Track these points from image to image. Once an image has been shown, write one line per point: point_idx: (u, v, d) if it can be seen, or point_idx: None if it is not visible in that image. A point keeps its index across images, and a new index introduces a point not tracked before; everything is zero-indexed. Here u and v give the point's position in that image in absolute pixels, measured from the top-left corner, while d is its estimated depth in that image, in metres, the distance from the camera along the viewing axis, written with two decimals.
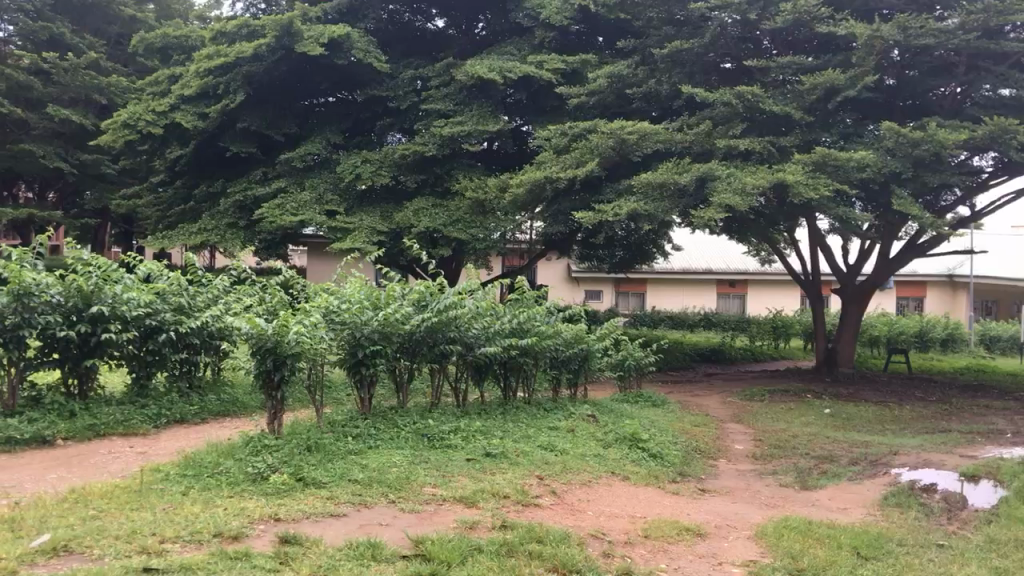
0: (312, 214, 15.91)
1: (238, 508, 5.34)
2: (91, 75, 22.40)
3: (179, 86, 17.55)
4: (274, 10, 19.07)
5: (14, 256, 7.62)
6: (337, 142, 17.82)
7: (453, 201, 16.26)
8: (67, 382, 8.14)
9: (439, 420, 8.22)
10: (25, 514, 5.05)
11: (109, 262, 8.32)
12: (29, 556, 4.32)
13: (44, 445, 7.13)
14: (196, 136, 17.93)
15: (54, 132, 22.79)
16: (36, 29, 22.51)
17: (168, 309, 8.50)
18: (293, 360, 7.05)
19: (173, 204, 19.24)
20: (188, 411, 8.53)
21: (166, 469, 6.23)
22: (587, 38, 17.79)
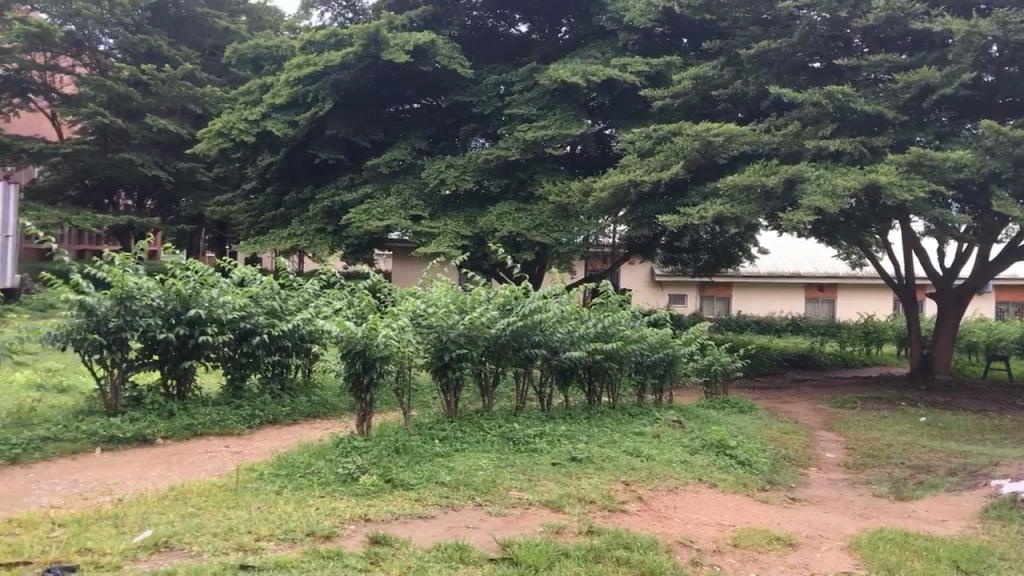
0: (397, 219, 16.15)
1: (329, 508, 5.45)
2: (187, 86, 23.20)
3: (270, 95, 18.05)
4: (361, 19, 19.43)
5: (117, 262, 7.93)
6: (422, 147, 18.07)
7: (536, 205, 16.28)
8: (166, 383, 8.43)
9: (524, 424, 8.24)
10: (129, 510, 5.26)
11: (206, 266, 8.59)
12: (132, 551, 4.49)
13: (145, 444, 7.41)
14: (286, 144, 18.41)
15: (152, 142, 23.67)
16: (136, 42, 23.41)
17: (261, 312, 8.71)
18: (382, 363, 7.16)
19: (264, 210, 19.78)
20: (280, 412, 8.75)
21: (261, 469, 6.39)
22: (672, 40, 17.64)
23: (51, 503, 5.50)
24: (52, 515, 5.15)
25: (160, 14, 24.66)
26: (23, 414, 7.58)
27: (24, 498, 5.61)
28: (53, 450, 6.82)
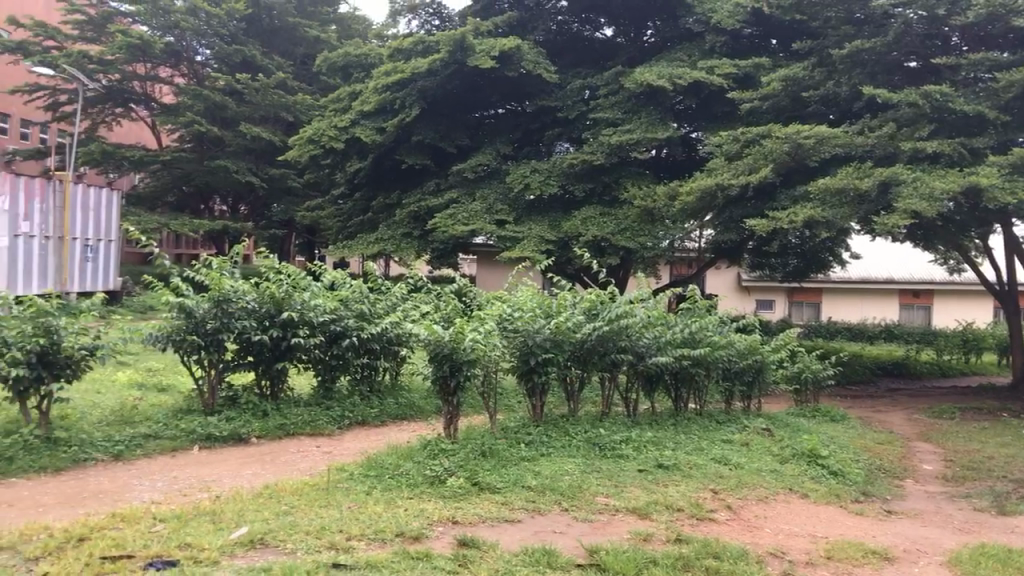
0: (482, 223, 16.27)
1: (418, 509, 5.53)
2: (280, 95, 23.83)
3: (358, 102, 18.39)
4: (448, 26, 19.67)
5: (215, 265, 8.18)
6: (507, 152, 18.17)
7: (621, 209, 16.18)
8: (260, 384, 8.65)
9: (610, 430, 8.20)
10: (225, 506, 5.42)
11: (298, 270, 8.78)
12: (229, 547, 4.62)
13: (240, 443, 7.63)
14: (374, 150, 18.76)
15: (246, 149, 24.37)
16: (231, 52, 24.17)
17: (351, 315, 8.86)
18: (470, 366, 7.21)
19: (352, 215, 20.17)
20: (369, 414, 8.90)
21: (351, 469, 6.51)
22: (761, 41, 17.37)
23: (152, 499, 5.71)
24: (153, 510, 5.34)
25: (253, 25, 25.38)
26: (125, 412, 7.87)
27: (127, 493, 5.83)
28: (154, 448, 7.07)
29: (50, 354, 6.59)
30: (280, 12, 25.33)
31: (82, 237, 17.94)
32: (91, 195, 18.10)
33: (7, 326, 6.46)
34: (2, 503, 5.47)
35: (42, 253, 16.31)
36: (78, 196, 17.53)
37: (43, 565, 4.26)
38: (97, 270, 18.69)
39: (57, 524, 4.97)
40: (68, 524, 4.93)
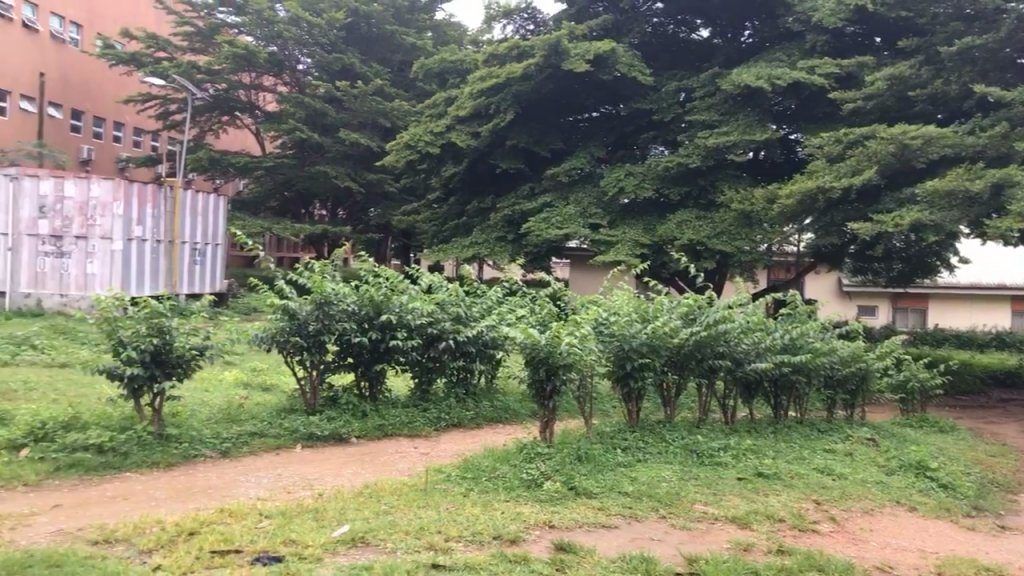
0: (576, 227, 16.26)
1: (515, 512, 5.54)
2: (377, 102, 24.29)
3: (454, 107, 18.60)
4: (542, 31, 19.73)
5: (317, 268, 8.37)
6: (601, 156, 18.09)
7: (718, 213, 15.93)
8: (359, 385, 8.82)
9: (708, 437, 8.08)
10: (327, 505, 5.54)
11: (396, 273, 8.91)
12: (331, 544, 4.72)
13: (340, 442, 7.80)
14: (469, 155, 18.94)
15: (345, 154, 24.94)
16: (331, 60, 24.75)
17: (448, 318, 8.94)
18: (567, 370, 7.19)
19: (447, 219, 20.40)
20: (465, 416, 8.97)
21: (448, 471, 6.58)
22: (864, 40, 16.88)
23: (258, 495, 5.88)
24: (258, 506, 5.50)
25: (352, 34, 25.92)
26: (232, 410, 8.13)
27: (234, 489, 6.01)
28: (259, 446, 7.28)
29: (162, 353, 6.85)
30: (378, 20, 25.76)
31: (191, 241, 18.63)
32: (199, 199, 18.78)
33: (123, 326, 6.74)
34: (119, 496, 5.71)
35: (154, 255, 17.01)
36: (188, 201, 18.22)
37: (156, 557, 4.43)
38: (204, 273, 19.38)
39: (169, 517, 5.17)
40: (178, 518, 5.11)
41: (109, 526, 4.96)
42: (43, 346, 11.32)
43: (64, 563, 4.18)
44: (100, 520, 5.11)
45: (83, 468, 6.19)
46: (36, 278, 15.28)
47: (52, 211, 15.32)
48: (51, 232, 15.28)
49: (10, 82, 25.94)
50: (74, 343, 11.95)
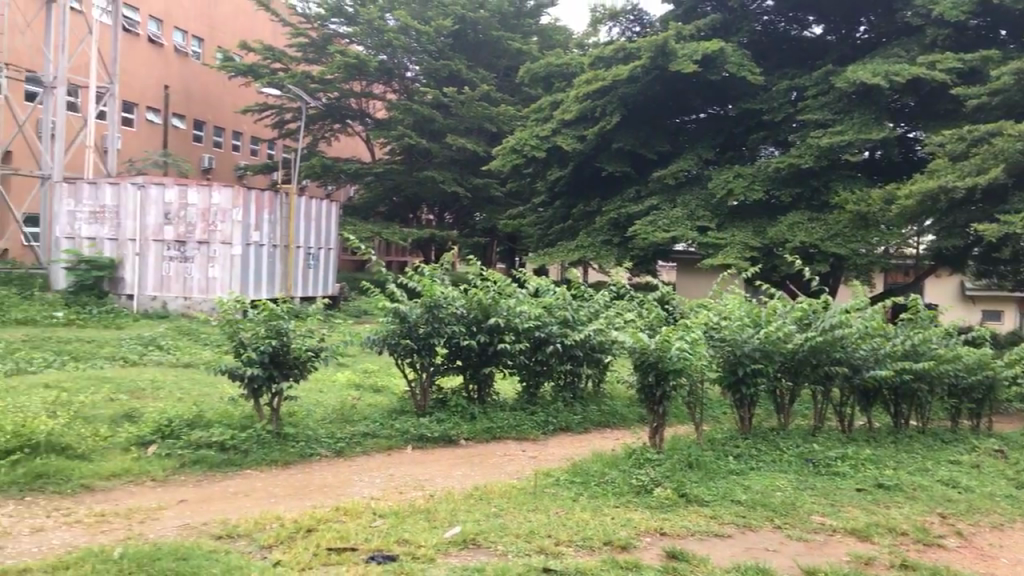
0: (684, 231, 16.05)
1: (625, 518, 5.49)
2: (483, 107, 24.53)
3: (560, 111, 18.61)
4: (649, 32, 19.57)
5: (426, 272, 8.48)
6: (709, 158, 17.79)
7: (832, 214, 15.45)
8: (468, 388, 8.89)
9: (824, 446, 7.83)
10: (438, 506, 5.60)
11: (504, 276, 8.95)
12: (444, 546, 4.77)
13: (450, 444, 7.87)
14: (574, 158, 18.92)
15: (451, 159, 25.29)
16: (439, 67, 25.13)
17: (555, 322, 8.92)
18: (677, 376, 7.07)
19: (553, 222, 20.41)
20: (573, 419, 8.92)
21: (557, 475, 6.57)
22: (988, 34, 16.13)
23: (372, 495, 5.99)
24: (372, 505, 5.60)
25: (459, 40, 26.29)
26: (345, 411, 8.32)
27: (348, 488, 6.14)
28: (372, 446, 7.42)
29: (280, 355, 7.05)
30: (484, 26, 26.06)
31: (305, 245, 19.17)
32: (313, 205, 19.34)
33: (243, 328, 6.99)
34: (239, 492, 5.91)
35: (271, 259, 17.57)
36: (302, 207, 18.79)
37: (276, 553, 4.55)
38: (318, 276, 19.91)
39: (287, 514, 5.31)
40: (296, 516, 5.25)
41: (232, 521, 5.13)
42: (168, 346, 11.84)
43: (190, 556, 4.34)
44: (223, 515, 5.29)
45: (205, 465, 6.43)
46: (161, 282, 16.19)
47: (176, 217, 16.14)
48: (176, 238, 16.13)
49: (138, 95, 27.26)
50: (196, 343, 12.47)
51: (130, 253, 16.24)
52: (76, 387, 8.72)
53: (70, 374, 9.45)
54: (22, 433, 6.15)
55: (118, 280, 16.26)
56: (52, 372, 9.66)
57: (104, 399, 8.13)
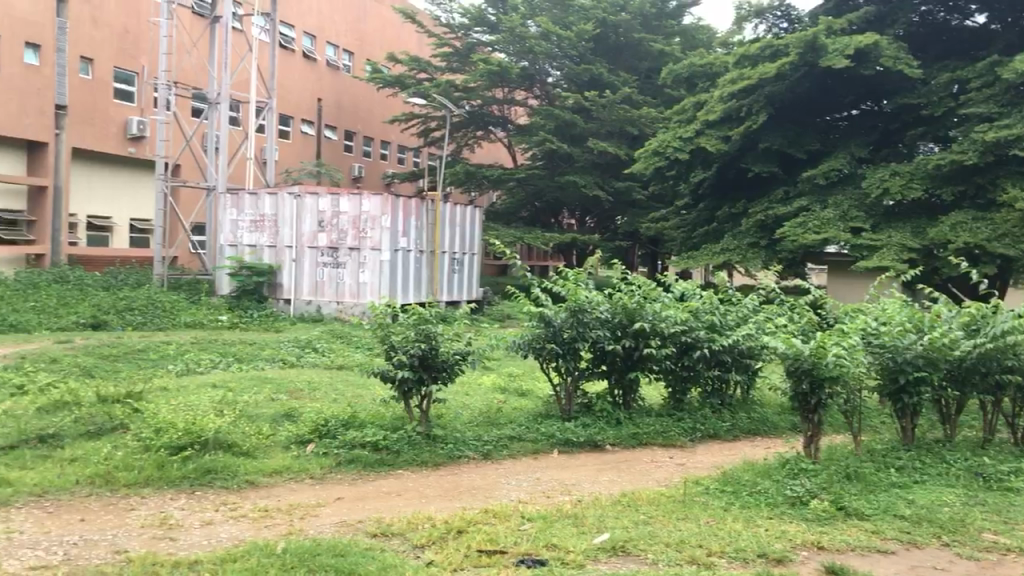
0: (836, 232, 15.44)
1: (780, 530, 5.30)
2: (625, 110, 24.38)
3: (704, 111, 18.26)
4: (797, 28, 18.98)
5: (571, 276, 8.46)
6: (863, 156, 17.07)
7: (999, 213, 14.49)
8: (613, 392, 8.81)
9: (995, 459, 7.34)
10: (586, 511, 5.57)
11: (649, 280, 8.82)
12: (593, 552, 4.74)
13: (596, 449, 7.82)
14: (719, 159, 18.57)
15: (593, 163, 25.28)
16: (580, 71, 25.13)
17: (702, 327, 8.72)
18: (833, 383, 6.78)
19: (697, 225, 20.04)
20: (721, 426, 8.70)
21: (707, 483, 6.42)
22: None
23: (520, 498, 6.03)
24: (521, 509, 5.63)
25: (601, 44, 26.23)
26: (491, 414, 8.42)
27: (497, 491, 6.20)
28: (519, 449, 7.47)
29: (429, 358, 7.17)
30: (626, 28, 25.92)
31: (450, 251, 19.54)
32: (457, 210, 19.68)
33: (394, 332, 7.16)
34: (392, 492, 6.06)
35: (417, 264, 17.99)
36: (447, 213, 19.15)
37: (428, 553, 4.63)
38: (462, 280, 20.25)
39: (437, 515, 5.40)
40: (447, 516, 5.34)
41: (386, 520, 5.26)
42: (323, 348, 12.34)
43: (347, 553, 4.47)
44: (378, 514, 5.44)
45: (359, 464, 6.62)
46: (315, 287, 16.89)
47: (329, 225, 16.75)
48: (328, 244, 16.74)
49: (293, 109, 28.54)
50: (349, 346, 12.93)
51: (287, 259, 17.06)
52: (241, 386, 9.19)
53: (236, 374, 10.01)
54: (192, 429, 6.51)
55: (276, 285, 17.15)
56: (219, 372, 10.24)
57: (266, 399, 8.51)
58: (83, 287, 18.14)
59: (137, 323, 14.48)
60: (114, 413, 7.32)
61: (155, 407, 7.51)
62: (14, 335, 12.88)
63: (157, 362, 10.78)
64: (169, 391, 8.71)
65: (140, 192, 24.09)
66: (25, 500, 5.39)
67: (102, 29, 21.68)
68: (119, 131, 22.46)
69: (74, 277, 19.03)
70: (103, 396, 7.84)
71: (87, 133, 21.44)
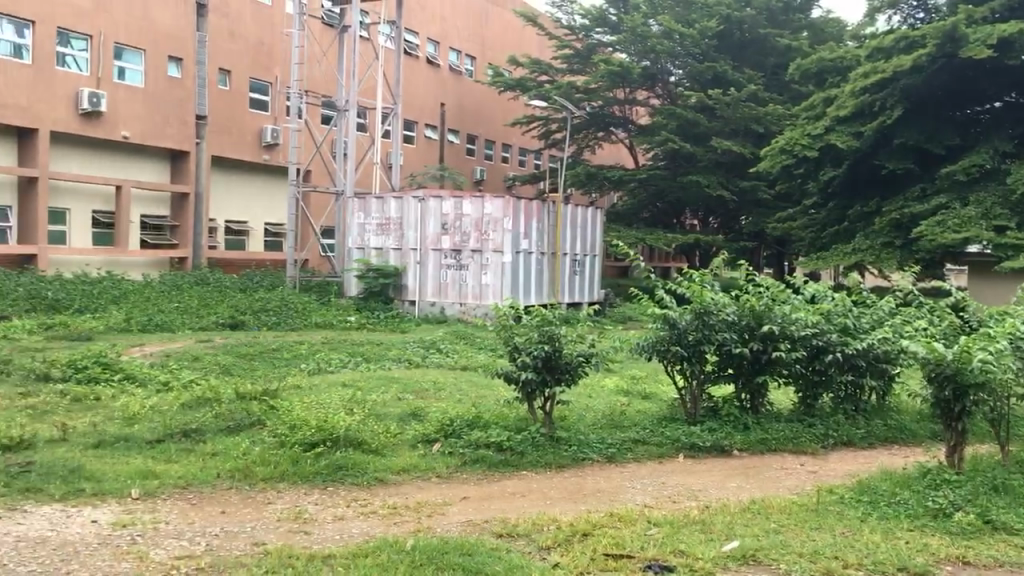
0: (978, 231, 14.65)
1: (921, 544, 5.04)
2: (751, 108, 23.86)
3: (834, 107, 17.64)
4: (934, 18, 18.16)
5: (695, 277, 8.29)
6: (1007, 150, 16.19)
7: None
8: (740, 397, 8.59)
9: None
10: (714, 517, 5.44)
11: (777, 281, 8.56)
12: (723, 560, 4.62)
13: (722, 454, 7.64)
14: (850, 156, 17.91)
15: (717, 163, 24.82)
16: (704, 70, 24.73)
17: (834, 330, 8.38)
18: (978, 391, 6.41)
19: (826, 225, 19.28)
20: (856, 433, 8.35)
21: (841, 492, 6.18)
22: None
23: (645, 502, 5.95)
24: (647, 513, 5.55)
25: (725, 41, 25.86)
26: (615, 417, 8.36)
27: (622, 494, 6.15)
28: (643, 453, 7.37)
29: (553, 360, 7.14)
30: (751, 25, 25.40)
31: (571, 252, 19.51)
32: (578, 212, 19.65)
33: (518, 333, 7.19)
34: (517, 492, 6.08)
35: (539, 266, 18.03)
36: (568, 214, 19.14)
37: (555, 554, 4.63)
38: (583, 282, 20.17)
39: (563, 517, 5.39)
40: (573, 519, 5.32)
41: (511, 520, 5.28)
42: (448, 349, 12.54)
43: (475, 552, 4.51)
44: (504, 514, 5.47)
45: (484, 464, 6.67)
46: (439, 288, 17.16)
47: (453, 227, 17.01)
48: (452, 246, 17.00)
49: (418, 114, 29.13)
50: (472, 347, 13.08)
51: (412, 261, 17.41)
52: (370, 386, 9.39)
53: (365, 374, 10.24)
54: (324, 427, 6.71)
55: (401, 287, 17.52)
56: (348, 372, 10.49)
57: (394, 399, 8.66)
58: (221, 288, 18.95)
59: (271, 323, 15.05)
60: (252, 410, 7.62)
61: (290, 405, 7.78)
62: (159, 335, 13.56)
63: (291, 362, 11.13)
64: (302, 389, 8.98)
65: (275, 198, 25.06)
66: (170, 491, 5.66)
67: (238, 41, 22.62)
68: (254, 139, 23.37)
69: (213, 279, 19.95)
70: (241, 394, 8.15)
71: (225, 142, 22.43)
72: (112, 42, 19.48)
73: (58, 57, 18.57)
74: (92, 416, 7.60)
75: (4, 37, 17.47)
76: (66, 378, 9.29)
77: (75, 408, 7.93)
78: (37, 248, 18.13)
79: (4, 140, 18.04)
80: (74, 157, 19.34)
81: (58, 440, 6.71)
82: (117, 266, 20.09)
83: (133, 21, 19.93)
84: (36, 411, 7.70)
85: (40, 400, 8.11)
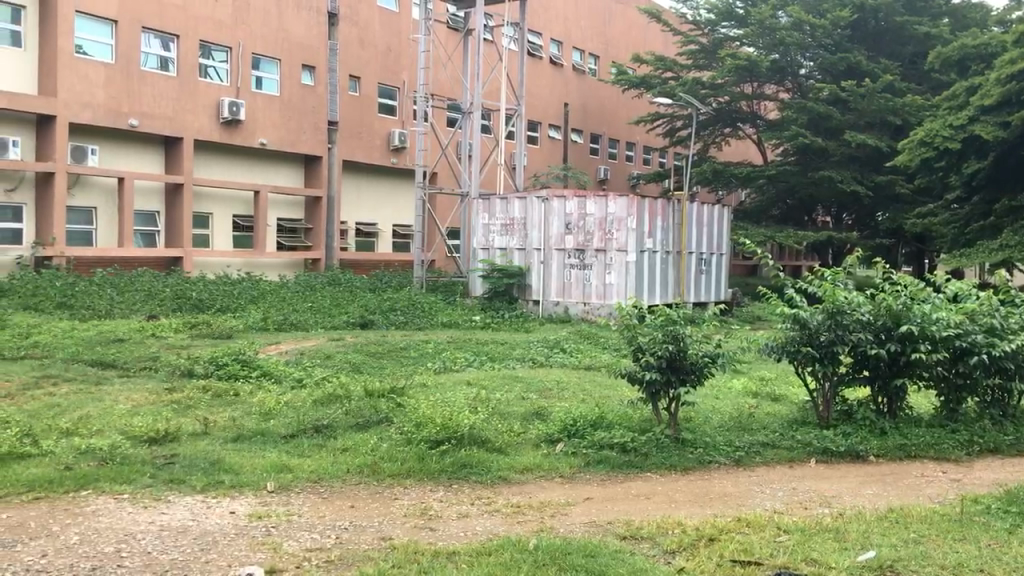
0: None
1: None
2: (887, 98, 22.91)
3: (979, 96, 16.75)
4: None
5: (828, 275, 7.99)
6: None
7: None
8: (877, 401, 8.22)
9: None
10: (848, 525, 5.24)
11: (917, 279, 8.15)
12: (859, 570, 4.43)
13: (858, 460, 7.32)
14: (996, 148, 16.93)
15: (850, 157, 23.97)
16: (836, 61, 23.94)
17: (979, 331, 7.90)
18: None
19: (970, 221, 18.29)
20: (1003, 441, 7.82)
21: (988, 502, 5.84)
22: None
23: (774, 507, 5.78)
24: (777, 519, 5.39)
25: (859, 31, 25.09)
26: (743, 419, 8.16)
27: (750, 499, 5.98)
28: (772, 457, 7.17)
29: (677, 360, 7.01)
30: (887, 13, 24.45)
31: (697, 251, 19.17)
32: (704, 211, 19.28)
33: (641, 334, 7.11)
34: (642, 494, 6.02)
35: (664, 264, 17.78)
36: (694, 213, 18.83)
37: (680, 559, 4.55)
38: (710, 282, 19.80)
39: (689, 520, 5.29)
40: (698, 523, 5.20)
41: (635, 522, 5.22)
42: (572, 349, 12.50)
43: (598, 554, 4.48)
44: (627, 516, 5.43)
45: (608, 465, 6.63)
46: (563, 288, 17.16)
47: (577, 227, 16.97)
48: (576, 246, 16.96)
49: (542, 115, 29.29)
50: (597, 347, 13.01)
51: (536, 261, 17.48)
52: (495, 385, 9.48)
53: (490, 374, 10.31)
54: (449, 425, 6.81)
55: (525, 287, 17.61)
56: (472, 371, 10.58)
57: (518, 399, 8.69)
58: (352, 289, 19.45)
59: (399, 323, 15.37)
60: (380, 407, 7.82)
61: (416, 403, 7.94)
62: (293, 333, 14.04)
63: (418, 361, 11.31)
64: (428, 387, 9.14)
65: (403, 199, 25.66)
66: (303, 485, 5.86)
67: (368, 48, 23.24)
68: (383, 143, 23.96)
69: (345, 279, 20.57)
70: (370, 392, 8.37)
71: (355, 145, 23.08)
72: (250, 53, 20.34)
73: (202, 69, 19.53)
74: (232, 411, 7.95)
75: (152, 51, 18.53)
76: (208, 374, 9.76)
77: (217, 403, 8.31)
78: (182, 250, 19.11)
79: (152, 149, 19.13)
80: (214, 164, 20.31)
81: (201, 434, 7.03)
82: (255, 267, 20.98)
83: (269, 30, 20.75)
84: (181, 405, 8.12)
85: (184, 396, 8.52)
